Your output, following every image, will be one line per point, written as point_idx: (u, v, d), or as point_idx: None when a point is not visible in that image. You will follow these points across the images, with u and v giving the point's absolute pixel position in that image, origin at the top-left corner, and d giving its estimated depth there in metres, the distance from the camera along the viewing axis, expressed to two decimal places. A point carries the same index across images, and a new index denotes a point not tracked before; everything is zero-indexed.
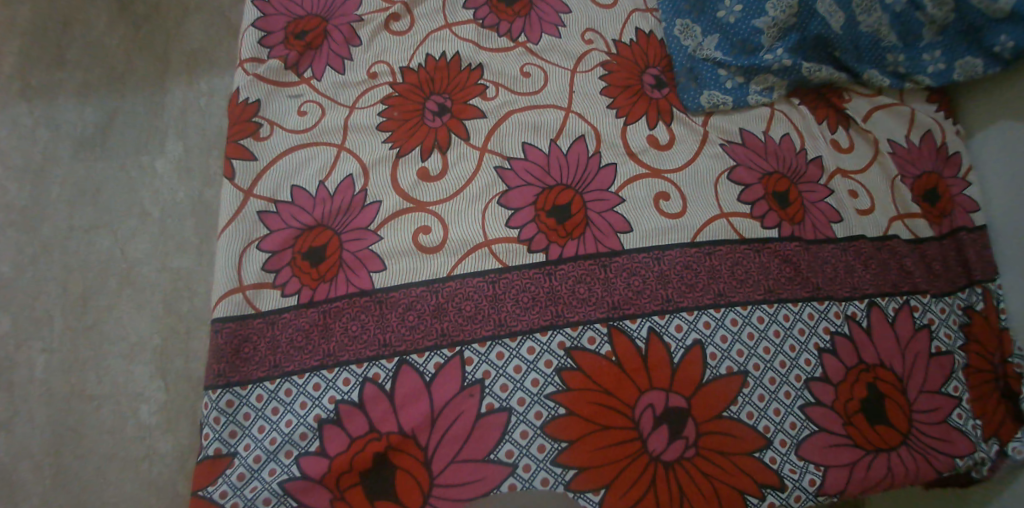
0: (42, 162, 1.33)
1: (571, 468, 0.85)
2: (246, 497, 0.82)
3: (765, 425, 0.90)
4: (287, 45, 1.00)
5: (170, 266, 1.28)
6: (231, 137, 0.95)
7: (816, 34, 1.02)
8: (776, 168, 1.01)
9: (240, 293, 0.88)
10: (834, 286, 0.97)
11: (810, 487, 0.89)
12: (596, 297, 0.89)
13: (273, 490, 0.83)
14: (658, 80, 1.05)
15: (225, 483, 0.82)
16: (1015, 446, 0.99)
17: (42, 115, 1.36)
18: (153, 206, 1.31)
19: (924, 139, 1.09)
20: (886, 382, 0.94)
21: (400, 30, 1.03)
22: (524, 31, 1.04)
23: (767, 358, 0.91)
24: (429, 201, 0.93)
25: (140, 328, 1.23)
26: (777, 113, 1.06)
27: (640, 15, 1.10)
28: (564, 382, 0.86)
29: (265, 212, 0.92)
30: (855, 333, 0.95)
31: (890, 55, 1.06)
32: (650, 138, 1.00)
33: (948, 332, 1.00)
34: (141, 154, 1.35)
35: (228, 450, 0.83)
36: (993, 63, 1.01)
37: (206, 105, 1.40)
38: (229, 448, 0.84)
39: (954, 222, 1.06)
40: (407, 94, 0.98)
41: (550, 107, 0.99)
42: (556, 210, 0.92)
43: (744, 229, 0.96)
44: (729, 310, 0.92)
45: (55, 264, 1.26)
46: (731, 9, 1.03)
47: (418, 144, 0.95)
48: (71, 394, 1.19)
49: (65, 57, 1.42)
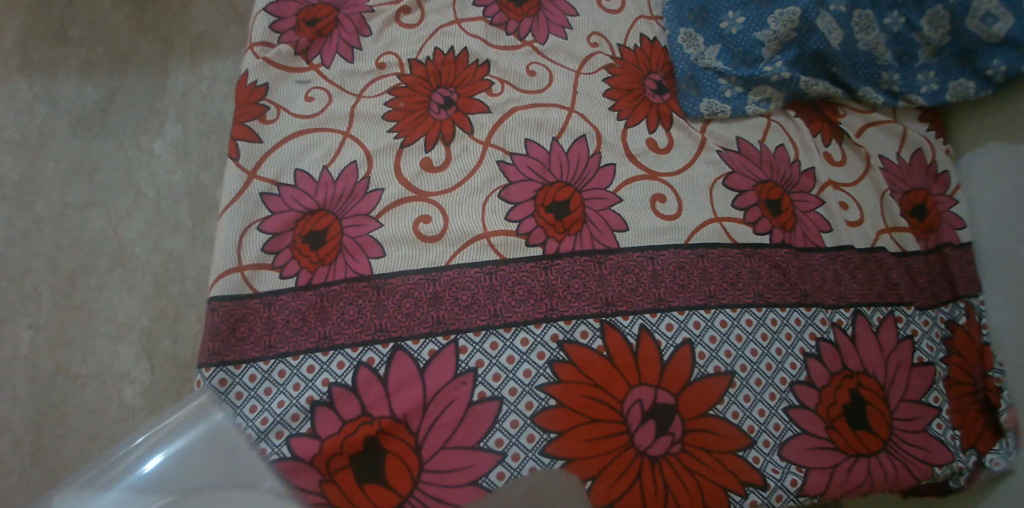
0: (38, 137, 1.33)
1: (560, 458, 0.86)
2: None
3: (750, 425, 0.92)
4: (298, 31, 1.01)
5: (163, 248, 1.27)
6: (238, 118, 0.96)
7: (814, 50, 1.05)
8: (770, 177, 1.04)
9: (239, 273, 0.89)
10: (822, 294, 0.99)
11: (791, 487, 0.91)
12: (590, 293, 0.91)
13: None
14: (660, 86, 1.08)
15: None
16: (993, 457, 1.02)
17: (41, 90, 1.36)
18: (148, 188, 1.31)
19: (914, 157, 1.13)
20: (868, 389, 0.97)
21: (410, 23, 1.05)
22: (532, 31, 1.07)
23: (753, 360, 0.94)
24: (431, 191, 0.94)
25: (129, 309, 1.23)
26: (773, 124, 1.09)
27: (645, 22, 1.13)
28: (556, 374, 0.88)
29: (268, 194, 0.92)
30: (840, 340, 0.97)
31: (885, 73, 1.10)
32: (650, 141, 1.02)
33: (930, 344, 1.03)
34: (140, 134, 1.35)
35: None
36: (985, 86, 1.05)
37: (208, 89, 1.40)
38: None
39: (940, 238, 1.10)
40: (414, 85, 1.00)
41: (554, 106, 1.02)
42: (556, 206, 0.94)
43: (737, 234, 0.98)
44: (719, 311, 0.94)
45: (46, 241, 1.26)
46: (734, 22, 1.06)
47: (423, 135, 0.97)
48: (55, 371, 1.18)
49: (67, 34, 1.42)
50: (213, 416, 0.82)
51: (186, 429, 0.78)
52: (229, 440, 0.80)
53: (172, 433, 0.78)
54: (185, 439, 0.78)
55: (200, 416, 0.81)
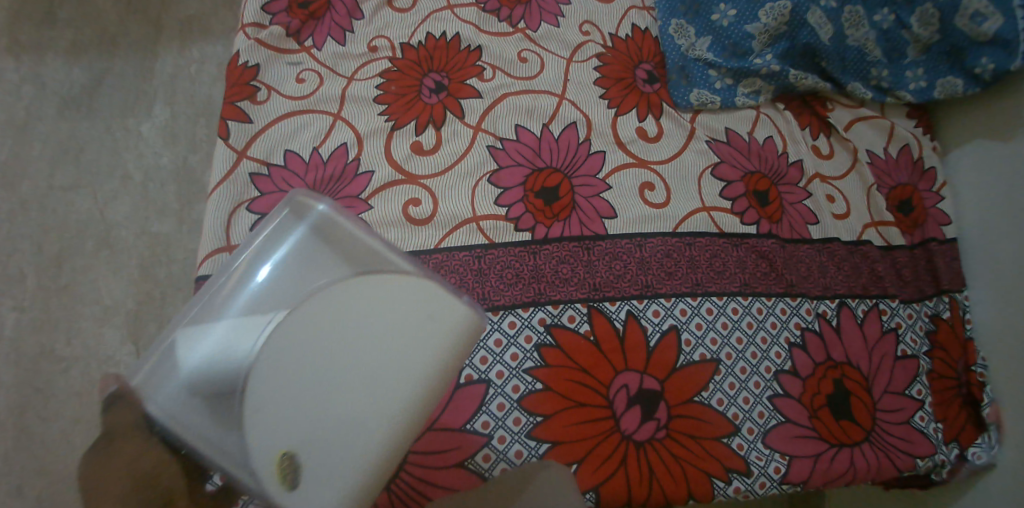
0: (25, 119, 1.32)
1: (545, 442, 0.86)
2: None
3: (734, 412, 0.92)
4: (290, 13, 1.01)
5: (150, 231, 1.27)
6: (229, 98, 0.95)
7: (804, 43, 1.06)
8: (758, 168, 1.05)
9: (227, 253, 0.88)
10: (808, 284, 1.00)
11: (775, 475, 0.92)
12: (578, 278, 0.92)
13: None
14: (650, 76, 1.09)
15: None
16: (975, 451, 1.03)
17: (29, 71, 1.35)
18: (136, 170, 1.30)
19: (901, 152, 1.14)
20: (852, 380, 0.97)
21: (403, 7, 1.05)
22: (524, 18, 1.07)
23: (739, 348, 0.94)
24: (421, 174, 0.94)
25: (115, 292, 1.22)
26: (762, 116, 1.09)
27: (637, 12, 1.14)
28: (543, 358, 0.88)
29: (257, 175, 0.92)
30: (825, 331, 0.98)
31: (874, 70, 1.11)
32: (639, 129, 1.03)
33: (914, 337, 1.04)
34: (127, 117, 1.35)
35: None
36: (973, 84, 1.07)
37: (197, 72, 1.40)
38: None
39: (926, 233, 1.11)
40: (406, 69, 1.00)
41: (545, 93, 1.02)
42: (545, 191, 0.95)
43: (725, 223, 0.99)
44: (706, 299, 0.95)
45: (32, 222, 1.25)
46: (725, 13, 1.07)
47: (414, 119, 0.97)
48: (38, 354, 1.17)
49: (56, 15, 1.41)
50: (308, 221, 0.71)
51: (282, 242, 0.71)
52: (337, 233, 0.71)
53: (269, 246, 0.70)
54: (283, 253, 0.70)
55: (293, 224, 0.71)
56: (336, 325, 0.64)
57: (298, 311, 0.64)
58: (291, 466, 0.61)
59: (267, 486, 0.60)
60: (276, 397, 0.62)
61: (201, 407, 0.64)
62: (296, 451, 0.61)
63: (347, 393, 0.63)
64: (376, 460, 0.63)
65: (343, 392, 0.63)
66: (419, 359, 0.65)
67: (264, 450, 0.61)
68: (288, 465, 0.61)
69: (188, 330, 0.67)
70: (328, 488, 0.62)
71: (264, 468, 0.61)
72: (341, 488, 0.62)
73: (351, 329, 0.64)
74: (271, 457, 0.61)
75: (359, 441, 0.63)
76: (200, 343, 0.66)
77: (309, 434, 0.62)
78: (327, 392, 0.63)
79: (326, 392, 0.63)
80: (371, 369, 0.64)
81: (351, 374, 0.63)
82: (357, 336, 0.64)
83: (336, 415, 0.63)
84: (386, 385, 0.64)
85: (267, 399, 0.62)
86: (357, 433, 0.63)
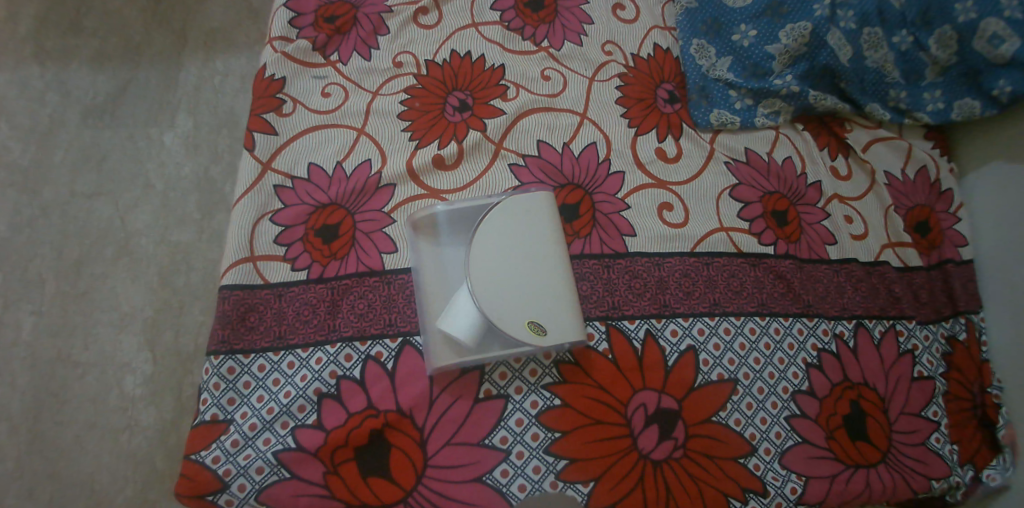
0: (48, 125, 1.33)
1: (563, 458, 0.86)
2: (282, 402, 0.85)
3: (751, 432, 0.92)
4: (317, 28, 1.03)
5: (169, 239, 1.28)
6: (256, 110, 0.97)
7: (823, 64, 1.07)
8: (776, 188, 1.05)
9: (251, 263, 0.90)
10: (825, 305, 1.00)
11: (791, 495, 0.91)
12: (598, 296, 0.93)
13: (307, 398, 0.85)
14: (671, 96, 1.09)
15: (245, 403, 0.84)
16: (990, 473, 1.03)
17: (54, 79, 1.37)
18: (157, 179, 1.32)
19: (919, 174, 1.15)
20: (869, 401, 0.97)
21: (428, 24, 1.07)
22: (548, 37, 1.08)
23: (756, 369, 0.94)
24: (441, 188, 0.96)
25: (134, 299, 1.23)
26: (781, 137, 1.10)
27: (659, 32, 1.15)
28: (561, 374, 0.89)
29: (281, 187, 0.94)
30: (841, 352, 0.98)
31: (892, 91, 1.11)
32: (659, 149, 1.04)
33: (930, 359, 1.03)
34: (150, 126, 1.36)
35: (225, 416, 0.83)
36: (990, 106, 1.07)
37: (220, 84, 1.42)
38: (271, 395, 0.85)
39: (942, 255, 1.12)
40: (430, 87, 1.01)
41: (567, 111, 1.03)
42: (566, 208, 0.96)
43: (742, 243, 1.00)
44: (723, 319, 0.95)
45: (52, 227, 1.26)
46: (746, 34, 1.08)
47: (437, 137, 0.98)
48: (56, 359, 1.18)
49: (82, 23, 1.43)
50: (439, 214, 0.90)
51: (429, 239, 0.89)
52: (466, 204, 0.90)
53: (432, 240, 0.89)
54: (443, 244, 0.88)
55: (427, 223, 0.89)
56: (495, 254, 0.82)
57: (473, 258, 0.81)
58: (536, 326, 0.81)
59: (534, 341, 0.80)
60: (491, 299, 0.80)
61: (484, 342, 0.84)
62: (534, 320, 0.81)
63: (524, 280, 0.82)
64: (562, 288, 0.84)
65: (524, 278, 0.82)
66: (550, 221, 0.87)
67: (518, 327, 0.80)
68: (535, 326, 0.81)
69: (431, 324, 0.85)
70: (563, 321, 0.83)
71: (522, 335, 0.80)
72: (569, 318, 0.83)
73: (503, 247, 0.83)
74: (524, 328, 0.80)
75: (547, 287, 0.83)
76: (444, 321, 0.83)
77: (531, 309, 0.81)
78: (517, 291, 0.82)
79: (512, 287, 0.82)
80: (528, 252, 0.84)
81: (520, 269, 0.83)
82: (503, 246, 0.83)
83: (528, 292, 0.82)
84: (541, 263, 0.84)
85: (496, 305, 0.80)
86: (547, 286, 0.83)
